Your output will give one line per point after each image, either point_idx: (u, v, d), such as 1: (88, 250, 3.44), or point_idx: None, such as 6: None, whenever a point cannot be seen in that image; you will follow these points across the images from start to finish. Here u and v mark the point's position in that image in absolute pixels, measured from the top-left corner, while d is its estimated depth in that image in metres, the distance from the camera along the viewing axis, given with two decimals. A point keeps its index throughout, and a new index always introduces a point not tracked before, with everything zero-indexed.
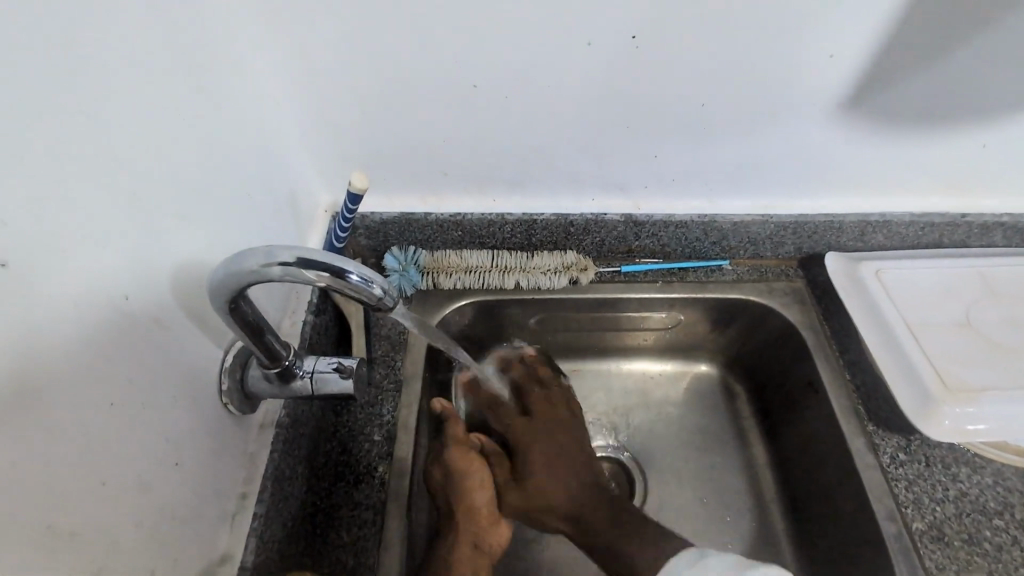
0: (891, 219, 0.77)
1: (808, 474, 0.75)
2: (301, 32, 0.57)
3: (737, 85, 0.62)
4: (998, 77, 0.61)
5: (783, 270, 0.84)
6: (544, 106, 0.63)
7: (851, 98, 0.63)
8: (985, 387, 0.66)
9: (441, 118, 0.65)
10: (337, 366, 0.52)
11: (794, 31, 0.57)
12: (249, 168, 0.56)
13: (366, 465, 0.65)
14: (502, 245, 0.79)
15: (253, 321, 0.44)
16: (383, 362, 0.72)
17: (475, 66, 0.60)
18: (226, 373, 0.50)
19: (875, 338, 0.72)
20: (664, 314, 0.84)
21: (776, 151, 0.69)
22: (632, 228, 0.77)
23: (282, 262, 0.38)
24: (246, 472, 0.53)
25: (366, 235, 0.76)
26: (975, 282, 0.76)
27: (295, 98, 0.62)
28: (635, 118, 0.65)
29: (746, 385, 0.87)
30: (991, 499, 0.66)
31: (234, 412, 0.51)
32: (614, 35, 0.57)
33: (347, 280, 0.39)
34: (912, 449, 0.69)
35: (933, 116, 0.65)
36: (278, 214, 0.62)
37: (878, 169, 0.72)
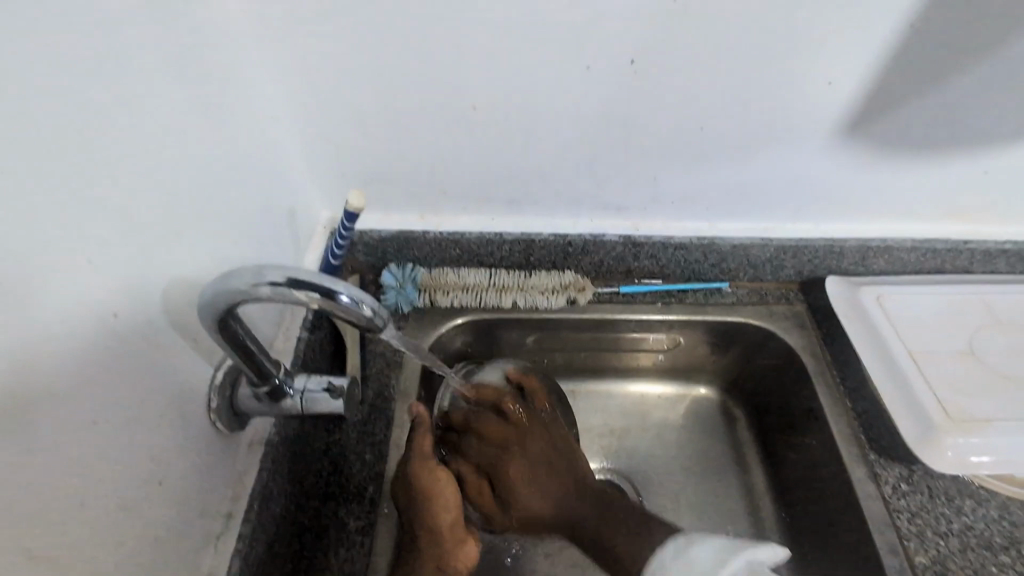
0: (892, 245, 0.76)
1: (808, 503, 0.73)
2: (303, 49, 0.57)
3: (735, 110, 0.62)
4: (996, 104, 0.61)
5: (783, 294, 0.83)
6: (542, 127, 0.64)
7: (849, 123, 0.63)
8: (989, 418, 0.65)
9: (441, 137, 0.65)
10: (327, 386, 0.51)
11: (792, 56, 0.57)
12: (246, 184, 0.56)
13: (356, 485, 0.64)
14: (500, 264, 0.78)
15: (243, 339, 0.44)
16: (377, 380, 0.72)
17: (474, 88, 0.60)
18: (215, 390, 0.50)
19: (876, 366, 0.71)
20: (663, 336, 0.84)
21: (775, 174, 0.69)
22: (631, 249, 0.76)
23: (272, 281, 0.38)
24: (233, 491, 0.52)
25: (363, 252, 0.76)
26: (977, 309, 0.75)
27: (295, 114, 0.63)
28: (633, 140, 0.65)
29: (746, 410, 0.86)
30: (996, 533, 0.64)
31: (222, 430, 0.51)
32: (612, 59, 0.57)
33: (336, 301, 0.38)
34: (915, 480, 0.68)
35: (932, 142, 0.65)
36: (275, 230, 0.62)
37: (878, 194, 0.72)
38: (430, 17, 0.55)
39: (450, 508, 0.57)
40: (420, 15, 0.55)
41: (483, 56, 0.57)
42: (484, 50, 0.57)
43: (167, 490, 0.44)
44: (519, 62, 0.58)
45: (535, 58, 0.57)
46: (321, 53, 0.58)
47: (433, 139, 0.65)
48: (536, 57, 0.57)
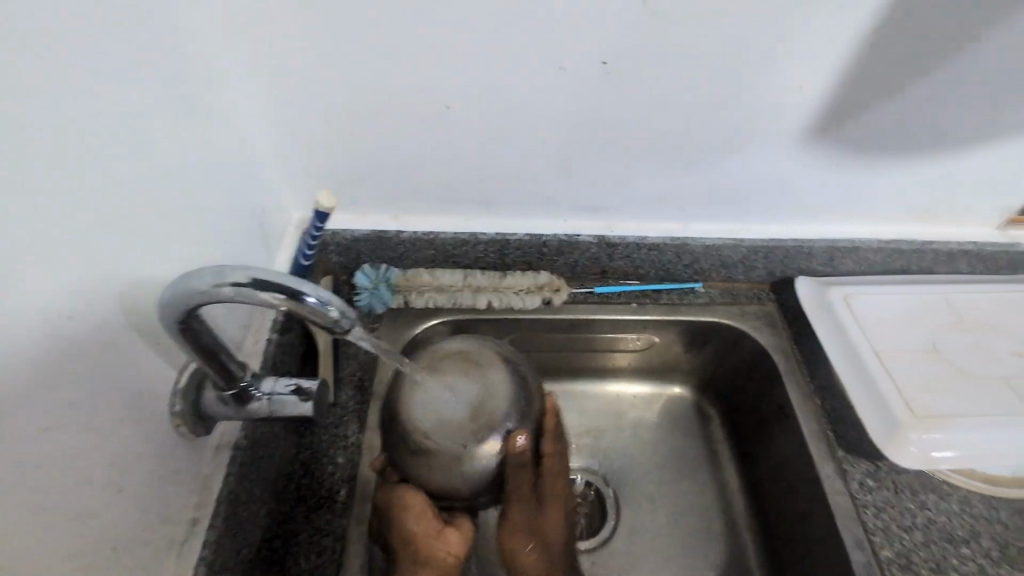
0: (859, 245, 0.78)
1: (779, 499, 0.75)
2: (272, 45, 0.56)
3: (706, 112, 0.62)
4: (957, 109, 0.63)
5: (755, 294, 0.85)
6: (516, 127, 0.64)
7: (817, 127, 0.64)
8: (952, 414, 0.67)
9: (414, 136, 0.64)
10: (296, 388, 0.50)
11: (762, 60, 0.58)
12: (213, 183, 0.55)
13: (328, 489, 0.63)
14: (475, 265, 0.78)
15: (207, 342, 0.43)
16: (350, 382, 0.71)
17: (447, 87, 0.60)
18: (178, 395, 0.48)
19: (844, 364, 0.73)
20: (638, 336, 0.84)
21: (745, 176, 0.70)
22: (605, 250, 0.77)
23: (235, 282, 0.37)
24: (199, 495, 0.51)
25: (336, 252, 0.75)
26: (940, 308, 0.77)
27: (265, 111, 0.62)
28: (607, 141, 0.65)
29: (719, 409, 0.87)
30: (958, 526, 0.66)
31: (186, 434, 0.49)
32: (585, 61, 0.58)
33: (303, 303, 0.38)
34: (881, 475, 0.69)
35: (897, 146, 0.67)
36: (244, 229, 0.61)
37: (845, 197, 0.73)
38: (403, 15, 0.54)
39: (413, 509, 0.56)
40: (392, 13, 0.54)
41: (457, 55, 0.57)
42: (458, 49, 0.57)
43: (128, 496, 0.43)
44: (493, 62, 0.58)
45: (508, 58, 0.57)
46: (291, 50, 0.57)
47: (406, 138, 0.65)
48: (509, 57, 0.57)
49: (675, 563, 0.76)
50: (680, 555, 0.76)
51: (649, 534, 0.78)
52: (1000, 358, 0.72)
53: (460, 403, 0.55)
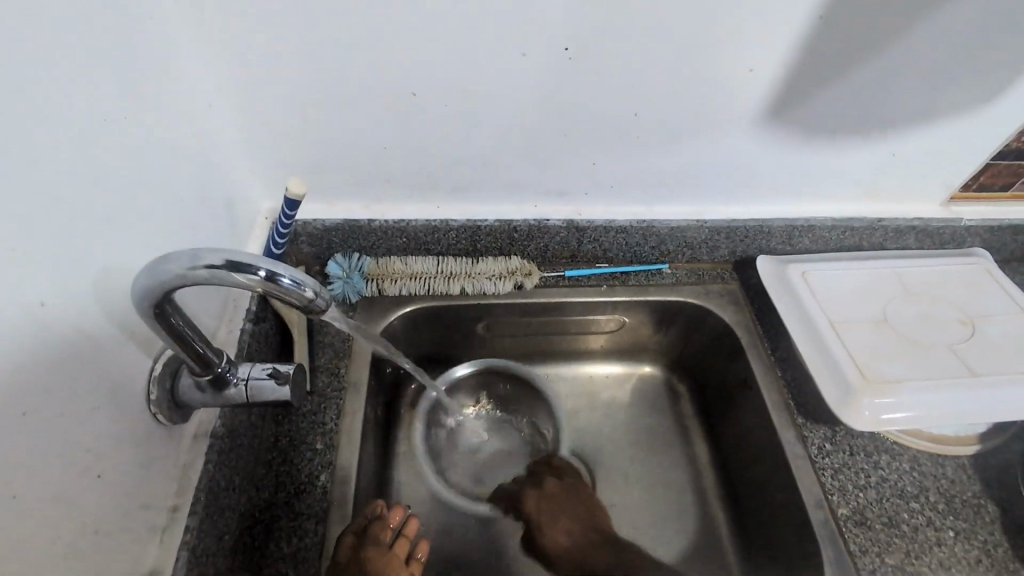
0: (814, 224, 0.82)
1: (745, 467, 0.79)
2: (235, 34, 0.56)
3: (665, 98, 0.65)
4: (898, 92, 0.67)
5: (718, 273, 0.88)
6: (482, 114, 0.65)
7: (772, 110, 0.67)
8: (900, 378, 0.71)
9: (383, 124, 0.65)
10: (272, 372, 0.51)
11: (717, 47, 0.60)
12: (182, 174, 0.55)
13: (308, 475, 0.64)
14: (448, 252, 0.80)
15: (181, 327, 0.43)
16: (327, 370, 0.72)
17: (414, 74, 0.61)
18: (153, 382, 0.48)
19: (801, 336, 0.77)
20: (609, 318, 0.87)
21: (707, 158, 0.73)
22: (574, 234, 0.79)
23: (209, 264, 0.37)
24: (178, 484, 0.51)
25: (308, 242, 0.76)
26: (890, 282, 0.82)
27: (231, 102, 0.62)
28: (572, 128, 0.67)
29: (689, 385, 0.91)
30: (908, 483, 0.71)
31: (163, 421, 0.49)
32: (546, 48, 0.59)
33: (278, 283, 0.39)
34: (838, 439, 0.73)
35: (847, 127, 0.70)
36: (214, 220, 0.61)
37: (800, 177, 0.77)
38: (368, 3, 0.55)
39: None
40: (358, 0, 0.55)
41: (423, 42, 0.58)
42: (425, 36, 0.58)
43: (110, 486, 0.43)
44: (459, 47, 0.59)
45: (473, 45, 0.59)
46: (255, 39, 0.57)
47: (375, 125, 0.65)
48: (474, 43, 0.58)
49: (648, 532, 0.79)
50: (654, 526, 0.80)
51: (624, 507, 0.81)
52: (944, 327, 0.77)
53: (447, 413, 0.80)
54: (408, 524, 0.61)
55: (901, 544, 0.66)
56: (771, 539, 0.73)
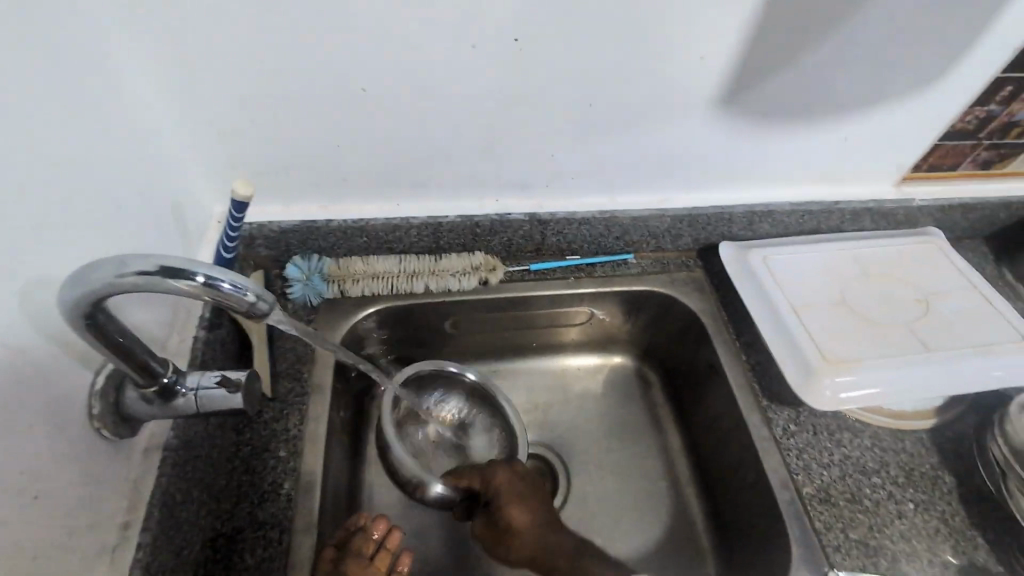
0: (773, 209, 0.83)
1: (715, 452, 0.80)
2: (172, 32, 0.54)
3: (618, 89, 0.65)
4: (846, 76, 0.68)
5: (683, 261, 0.89)
6: (435, 108, 0.64)
7: (726, 97, 0.68)
8: (858, 358, 0.72)
9: (334, 122, 0.64)
10: (222, 381, 0.49)
11: (667, 35, 0.61)
12: (123, 178, 0.53)
13: (271, 483, 0.62)
14: (410, 250, 0.79)
15: (119, 338, 0.41)
16: (289, 376, 0.70)
17: (364, 70, 0.59)
18: (95, 397, 0.46)
19: (764, 320, 0.78)
20: (578, 310, 0.87)
21: (665, 147, 0.73)
22: (537, 227, 0.79)
23: (141, 271, 0.36)
24: (129, 500, 0.49)
25: (265, 245, 0.74)
26: (849, 263, 0.84)
27: (175, 104, 0.60)
28: (528, 120, 0.67)
29: (659, 373, 0.91)
30: (870, 459, 0.72)
31: (108, 437, 0.47)
32: (495, 39, 0.58)
33: (217, 289, 0.38)
34: (802, 419, 0.75)
35: (798, 112, 0.71)
36: (161, 226, 0.59)
37: (756, 163, 0.78)
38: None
39: None
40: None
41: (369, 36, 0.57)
42: (371, 29, 0.56)
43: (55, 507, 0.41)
44: (407, 41, 0.58)
45: (421, 37, 0.57)
46: (194, 37, 0.55)
47: (326, 123, 0.64)
48: (422, 35, 0.57)
49: (623, 522, 0.80)
50: (629, 514, 0.80)
51: (598, 497, 0.81)
52: (900, 305, 0.79)
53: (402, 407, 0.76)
54: (390, 538, 0.59)
55: (864, 519, 0.67)
56: (741, 522, 0.74)
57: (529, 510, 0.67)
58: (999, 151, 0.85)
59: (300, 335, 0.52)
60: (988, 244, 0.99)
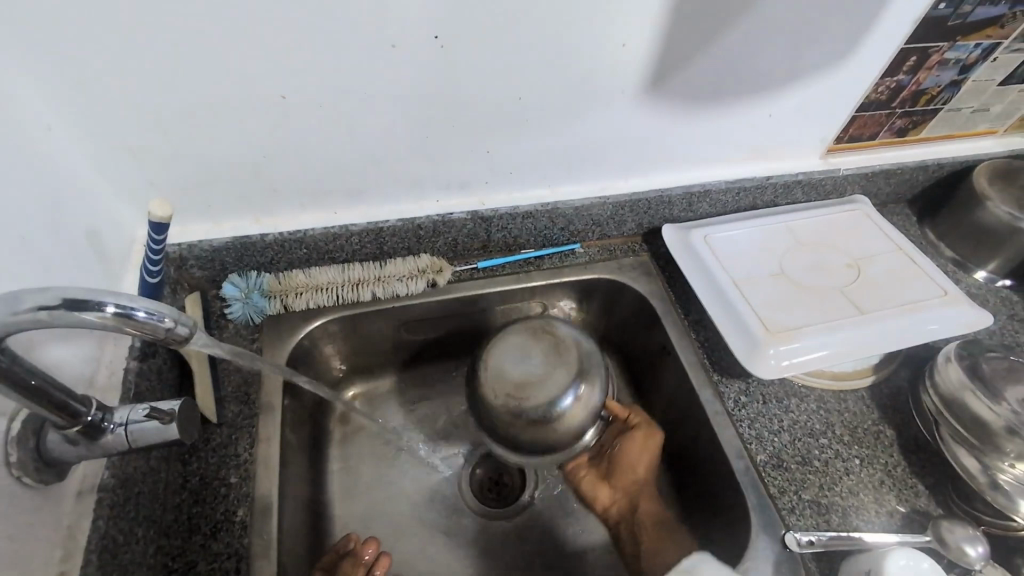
0: (710, 189, 0.86)
1: (674, 429, 0.82)
2: (65, 46, 0.50)
3: (546, 81, 0.65)
4: (765, 56, 0.70)
5: (629, 246, 0.91)
6: (363, 111, 0.63)
7: (653, 83, 0.69)
8: (799, 326, 0.75)
9: (257, 132, 0.61)
10: (153, 412, 0.47)
11: (588, 25, 0.61)
12: (27, 207, 0.49)
13: (224, 512, 0.60)
14: (353, 258, 0.77)
15: (28, 379, 0.38)
16: (235, 399, 0.68)
17: (283, 77, 0.57)
18: (13, 444, 0.43)
19: (708, 297, 0.80)
20: (530, 303, 0.87)
21: (600, 134, 0.74)
22: (481, 225, 0.79)
23: (43, 305, 0.33)
24: (64, 549, 0.46)
25: (198, 266, 0.71)
26: (784, 235, 0.87)
27: (78, 123, 0.56)
28: (460, 117, 0.66)
29: (616, 358, 0.93)
30: (817, 421, 0.76)
31: (32, 484, 0.44)
32: (416, 37, 0.57)
33: (132, 318, 0.36)
34: (751, 390, 0.77)
35: (724, 93, 0.73)
36: (77, 256, 0.55)
37: (689, 145, 0.80)
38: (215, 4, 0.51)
39: None
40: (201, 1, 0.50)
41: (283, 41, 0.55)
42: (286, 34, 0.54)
43: None
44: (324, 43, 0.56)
45: (338, 39, 0.56)
46: (91, 51, 0.51)
47: (249, 134, 0.61)
48: (339, 37, 0.56)
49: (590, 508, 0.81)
50: None
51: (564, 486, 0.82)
52: (833, 271, 0.83)
53: (506, 355, 0.70)
54: (378, 560, 0.64)
55: (815, 479, 0.70)
56: (702, 496, 0.76)
57: (645, 482, 0.76)
58: (912, 118, 0.89)
59: (231, 356, 0.51)
60: (907, 205, 1.05)
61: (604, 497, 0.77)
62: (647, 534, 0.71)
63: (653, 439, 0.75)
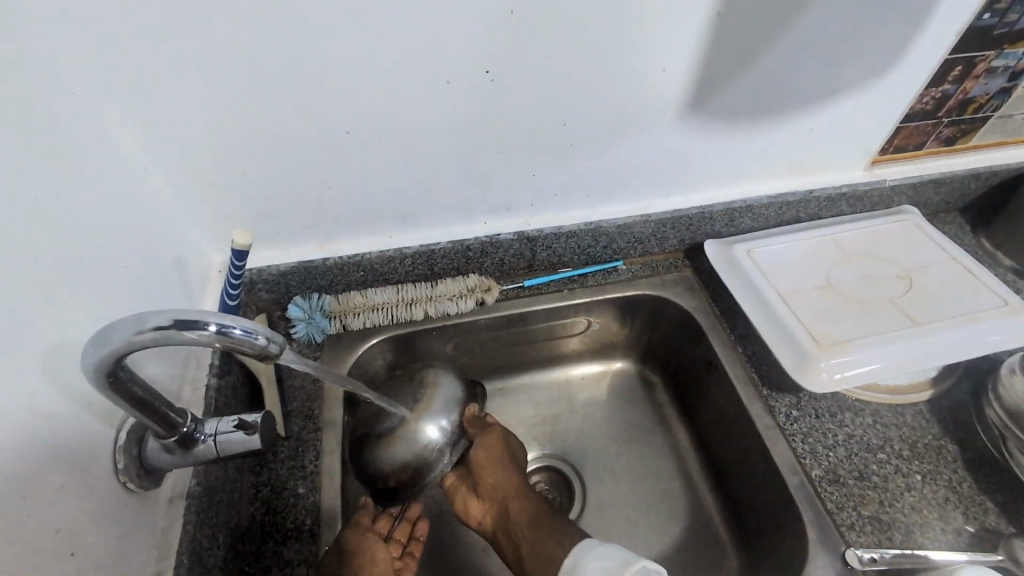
0: (752, 204, 0.86)
1: (723, 445, 0.81)
2: (161, 96, 0.57)
3: (588, 106, 0.68)
4: (803, 73, 0.71)
5: (671, 262, 0.92)
6: (417, 142, 0.67)
7: (691, 104, 0.71)
8: (850, 338, 0.74)
9: (321, 164, 0.66)
10: (239, 424, 0.51)
11: (628, 53, 0.64)
12: (126, 239, 0.55)
13: (293, 520, 0.63)
14: (406, 279, 0.81)
15: (138, 393, 0.43)
16: (301, 413, 0.72)
17: (346, 114, 0.62)
18: (120, 452, 0.48)
19: (755, 311, 0.80)
20: (575, 320, 0.89)
21: (640, 155, 0.76)
22: (527, 244, 0.82)
23: (156, 326, 0.38)
24: (158, 550, 0.50)
25: (265, 289, 0.76)
26: (830, 248, 0.87)
27: (168, 161, 0.62)
28: (507, 143, 0.70)
29: (661, 374, 0.93)
30: (873, 436, 0.74)
31: (134, 489, 0.49)
32: (467, 71, 0.62)
33: (230, 336, 0.40)
34: (803, 404, 0.77)
35: (762, 110, 0.74)
36: (165, 282, 0.61)
37: (730, 162, 0.81)
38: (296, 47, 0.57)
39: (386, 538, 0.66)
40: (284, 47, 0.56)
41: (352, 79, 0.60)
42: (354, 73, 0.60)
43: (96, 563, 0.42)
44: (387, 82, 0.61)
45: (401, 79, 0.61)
46: (182, 98, 0.57)
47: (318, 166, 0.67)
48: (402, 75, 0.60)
49: (641, 522, 0.81)
50: (646, 515, 0.81)
51: (613, 502, 0.83)
52: (883, 283, 0.82)
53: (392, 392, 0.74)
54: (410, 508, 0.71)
55: (874, 495, 0.69)
56: (755, 512, 0.75)
57: (503, 477, 0.71)
58: (959, 126, 0.88)
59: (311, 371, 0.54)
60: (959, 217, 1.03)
61: (476, 513, 0.72)
62: (519, 534, 0.66)
63: (508, 435, 0.74)
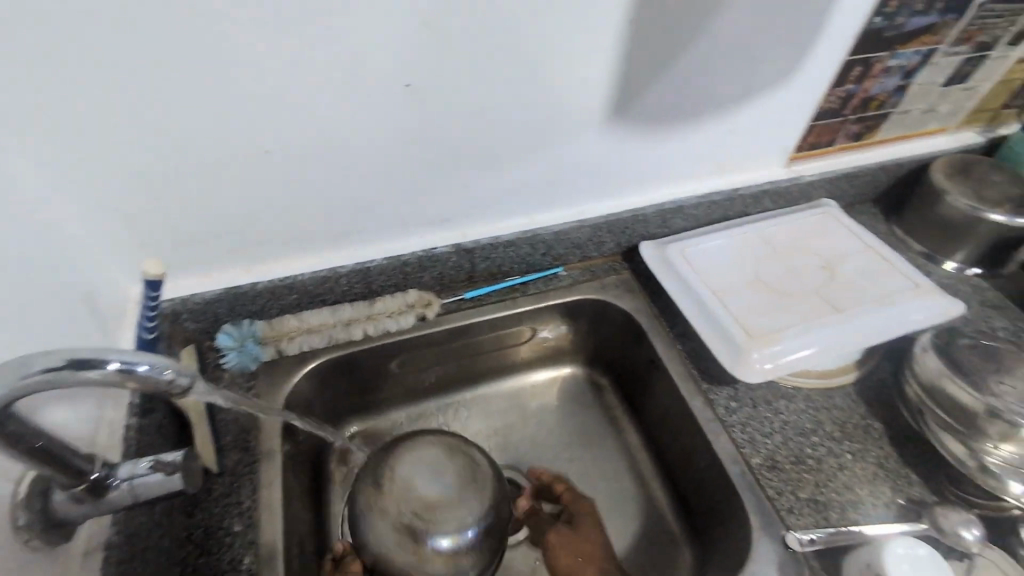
0: (681, 204, 0.89)
1: (670, 441, 0.83)
2: (61, 118, 0.54)
3: (515, 116, 0.69)
4: (718, 78, 0.74)
5: (610, 265, 0.94)
6: (344, 157, 0.66)
7: (615, 111, 0.73)
8: (779, 329, 0.78)
9: (244, 184, 0.64)
10: (155, 465, 0.51)
11: (550, 63, 0.65)
12: (28, 270, 0.52)
13: (230, 561, 0.60)
14: (342, 299, 0.80)
15: (31, 440, 0.40)
16: (235, 447, 0.68)
17: (266, 131, 0.61)
18: (19, 507, 0.44)
19: (691, 309, 0.82)
20: (519, 328, 0.89)
21: (570, 162, 0.77)
22: (465, 256, 0.82)
23: (45, 367, 0.36)
24: None
25: (191, 318, 0.72)
26: (757, 244, 0.90)
27: (70, 184, 0.58)
28: (436, 155, 0.69)
29: (608, 376, 0.95)
30: (806, 421, 0.79)
31: (39, 546, 0.45)
32: (388, 85, 0.61)
33: (134, 371, 0.40)
34: (740, 395, 0.79)
35: (683, 115, 0.77)
36: (74, 316, 0.57)
37: (657, 165, 0.84)
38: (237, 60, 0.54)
39: None
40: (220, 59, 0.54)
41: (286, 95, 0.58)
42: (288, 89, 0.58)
43: None
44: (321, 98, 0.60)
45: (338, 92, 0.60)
46: (85, 120, 0.54)
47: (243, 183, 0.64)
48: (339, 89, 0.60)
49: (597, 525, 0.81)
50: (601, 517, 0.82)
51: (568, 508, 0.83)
52: (807, 274, 0.86)
53: (415, 471, 0.70)
54: None
55: (810, 478, 0.72)
56: (703, 506, 0.77)
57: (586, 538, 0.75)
58: (864, 124, 0.95)
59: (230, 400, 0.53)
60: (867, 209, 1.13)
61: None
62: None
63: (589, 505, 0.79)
